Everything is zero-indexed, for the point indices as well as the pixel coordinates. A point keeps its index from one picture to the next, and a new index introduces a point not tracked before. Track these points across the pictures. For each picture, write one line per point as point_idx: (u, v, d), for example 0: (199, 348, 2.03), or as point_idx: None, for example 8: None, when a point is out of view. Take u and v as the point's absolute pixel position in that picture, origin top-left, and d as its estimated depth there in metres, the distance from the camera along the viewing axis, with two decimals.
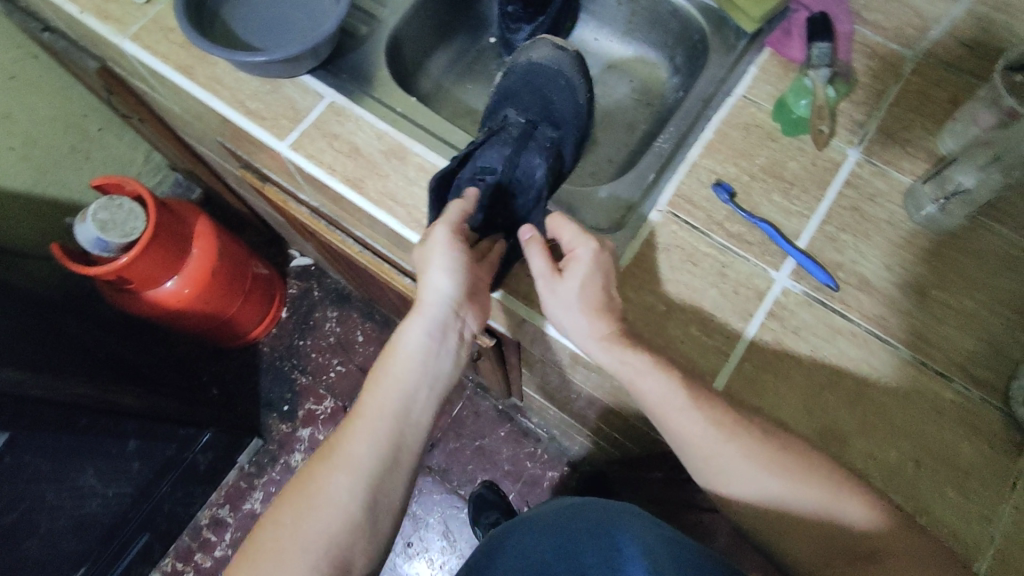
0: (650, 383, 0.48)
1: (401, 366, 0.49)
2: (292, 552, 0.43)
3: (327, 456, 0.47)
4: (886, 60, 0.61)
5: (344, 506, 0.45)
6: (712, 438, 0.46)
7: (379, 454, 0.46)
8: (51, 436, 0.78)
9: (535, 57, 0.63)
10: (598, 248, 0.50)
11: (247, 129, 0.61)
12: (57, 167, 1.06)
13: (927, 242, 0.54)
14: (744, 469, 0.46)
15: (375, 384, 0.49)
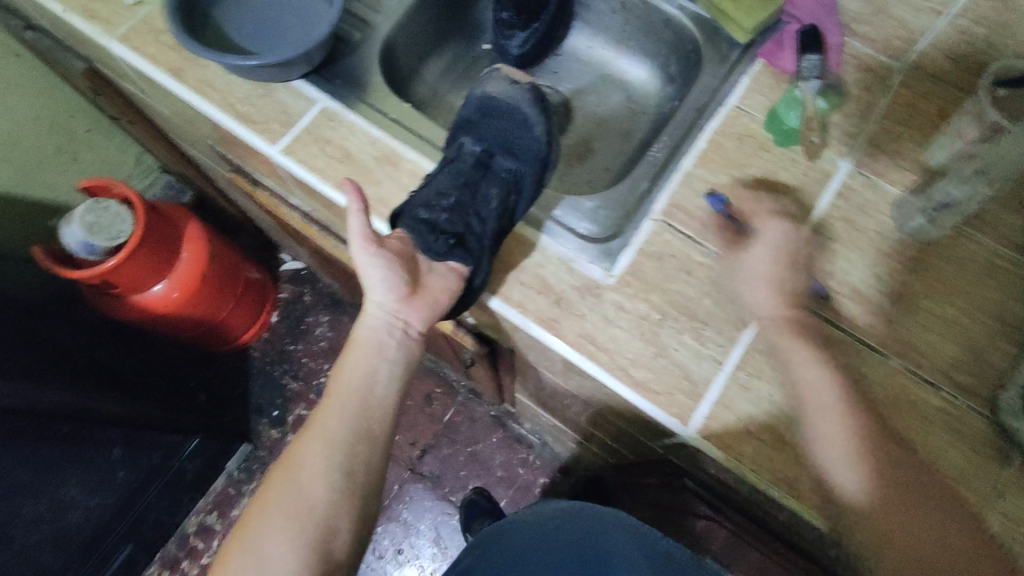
0: (806, 352, 0.48)
1: (362, 348, 0.53)
2: (280, 521, 0.47)
3: (302, 435, 0.50)
4: (877, 72, 0.61)
5: (323, 476, 0.48)
6: (816, 361, 0.47)
7: (350, 427, 0.50)
8: (35, 446, 0.76)
9: (491, 89, 0.60)
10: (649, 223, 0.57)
11: (238, 134, 0.61)
12: (44, 169, 1.05)
13: (917, 252, 0.55)
14: (826, 385, 0.46)
15: (341, 367, 0.53)
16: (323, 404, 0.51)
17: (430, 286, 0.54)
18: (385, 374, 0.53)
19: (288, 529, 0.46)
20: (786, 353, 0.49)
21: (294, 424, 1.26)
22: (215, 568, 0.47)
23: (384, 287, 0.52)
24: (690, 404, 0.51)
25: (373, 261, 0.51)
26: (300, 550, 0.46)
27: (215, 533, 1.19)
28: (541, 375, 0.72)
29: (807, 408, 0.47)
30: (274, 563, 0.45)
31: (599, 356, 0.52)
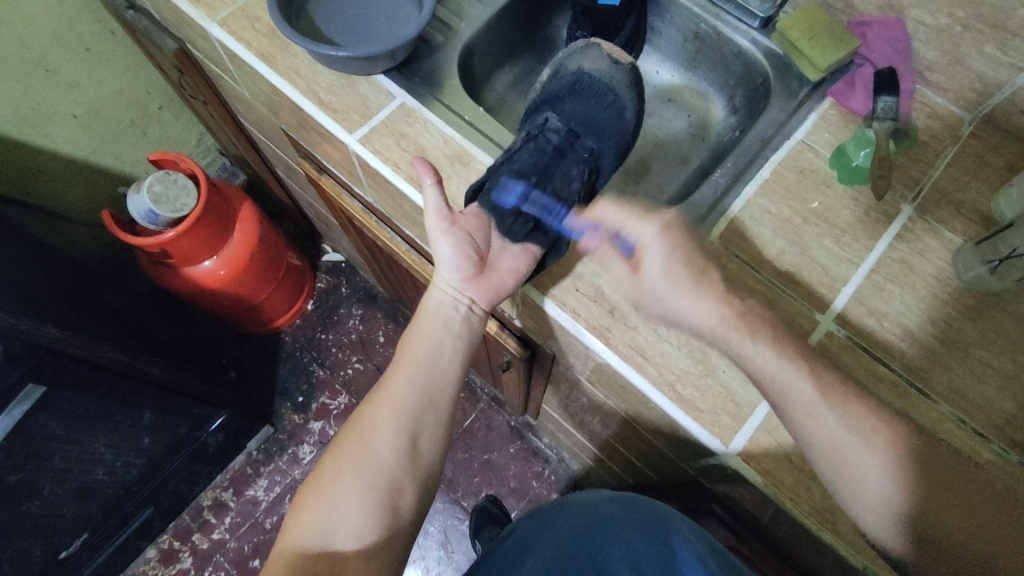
0: (785, 374, 0.47)
1: (428, 321, 0.57)
2: (352, 475, 0.50)
3: (372, 398, 0.54)
4: (945, 121, 0.62)
5: (392, 436, 0.52)
6: (827, 409, 0.46)
7: (417, 392, 0.54)
8: (73, 399, 0.78)
9: (586, 67, 0.65)
10: (661, 226, 0.52)
11: (318, 119, 0.63)
12: (115, 138, 1.10)
13: (975, 302, 0.55)
14: (851, 440, 0.45)
15: (408, 338, 0.57)
16: (391, 371, 0.55)
17: (499, 266, 0.57)
18: (449, 346, 0.56)
19: (358, 481, 0.50)
20: (767, 376, 0.47)
21: (316, 412, 1.27)
22: (289, 517, 0.51)
23: (454, 264, 0.56)
24: (733, 425, 0.51)
25: (445, 237, 0.55)
26: (370, 503, 0.50)
27: (229, 510, 1.21)
28: (577, 386, 0.73)
29: (823, 446, 0.46)
30: (346, 513, 0.49)
31: (647, 368, 0.53)
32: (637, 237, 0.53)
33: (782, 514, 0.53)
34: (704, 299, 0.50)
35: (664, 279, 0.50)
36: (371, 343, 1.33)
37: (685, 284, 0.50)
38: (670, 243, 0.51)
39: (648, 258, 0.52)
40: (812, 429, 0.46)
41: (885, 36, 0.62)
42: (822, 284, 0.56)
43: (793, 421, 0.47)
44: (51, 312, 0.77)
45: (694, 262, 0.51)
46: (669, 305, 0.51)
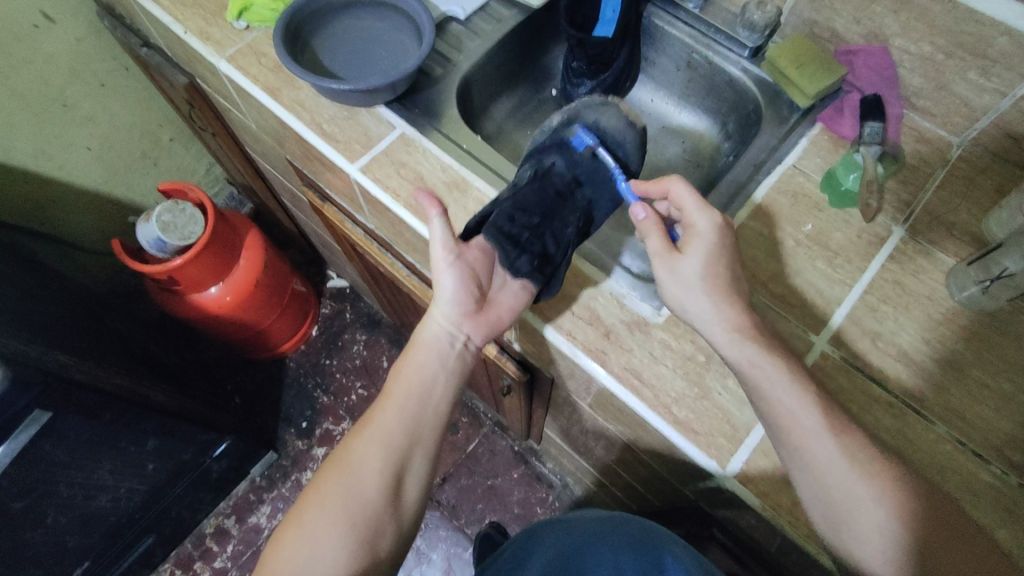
0: (787, 401, 0.47)
1: (422, 354, 0.57)
2: (336, 505, 0.51)
3: (360, 429, 0.55)
4: (933, 146, 0.63)
5: (377, 470, 0.52)
6: (815, 428, 0.46)
7: (405, 428, 0.54)
8: (78, 425, 0.79)
9: (602, 121, 0.61)
10: (720, 222, 0.52)
11: (320, 149, 0.65)
12: (127, 169, 1.13)
13: (969, 322, 0.55)
14: (836, 467, 0.45)
15: (398, 369, 0.58)
16: (380, 401, 0.56)
17: (493, 308, 0.58)
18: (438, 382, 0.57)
19: (342, 512, 0.50)
20: (772, 399, 0.47)
21: (320, 437, 1.28)
22: (271, 541, 0.51)
23: (456, 298, 0.56)
24: (730, 448, 0.51)
25: (450, 271, 0.56)
26: (350, 536, 0.50)
27: (231, 537, 1.20)
28: (577, 409, 0.73)
29: (819, 473, 0.46)
30: (326, 543, 0.49)
31: (643, 391, 0.54)
32: (693, 223, 0.52)
33: (781, 537, 0.53)
34: (724, 308, 0.50)
35: (703, 270, 0.51)
36: (375, 368, 1.34)
37: (717, 284, 0.50)
38: (719, 245, 0.52)
39: (693, 246, 0.52)
40: (809, 456, 0.46)
41: (870, 65, 0.64)
42: (815, 306, 0.56)
43: (793, 447, 0.47)
44: (59, 338, 0.79)
45: (731, 269, 0.52)
46: (696, 297, 0.50)
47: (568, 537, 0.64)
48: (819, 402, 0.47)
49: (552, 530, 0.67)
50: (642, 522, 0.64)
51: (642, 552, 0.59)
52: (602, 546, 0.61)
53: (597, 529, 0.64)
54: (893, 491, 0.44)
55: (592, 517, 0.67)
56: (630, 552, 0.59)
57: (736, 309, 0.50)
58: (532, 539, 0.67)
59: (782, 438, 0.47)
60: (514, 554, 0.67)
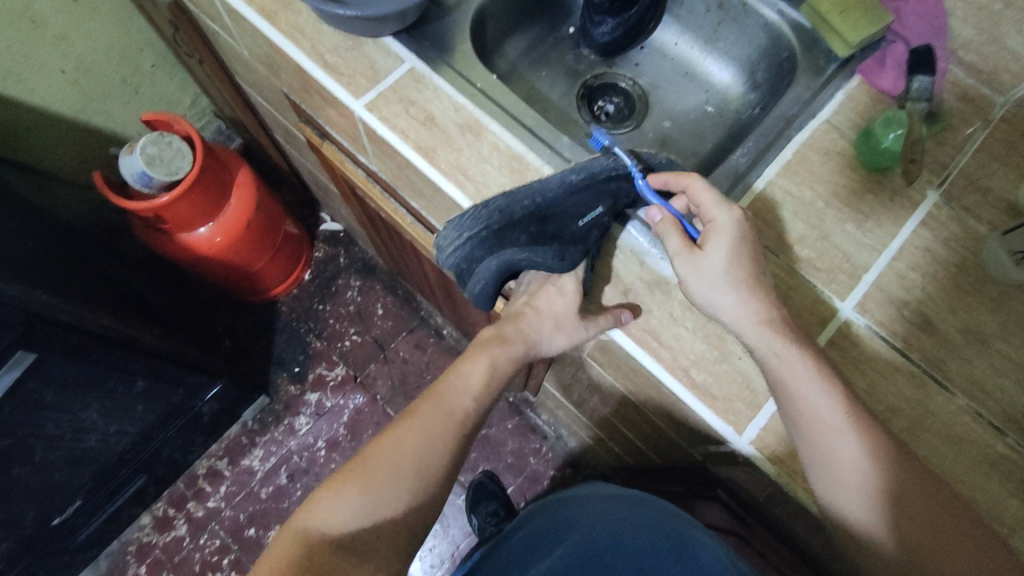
0: (813, 394, 0.46)
1: (505, 349, 0.61)
2: (405, 473, 0.53)
3: (437, 407, 0.56)
4: (976, 103, 0.59)
5: (448, 453, 0.55)
6: (839, 422, 0.45)
7: (475, 416, 0.58)
8: (65, 366, 0.76)
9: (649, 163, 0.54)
10: (741, 216, 0.50)
11: (322, 82, 0.60)
12: (105, 96, 1.06)
13: (997, 292, 0.53)
14: (857, 463, 0.45)
15: (479, 355, 0.61)
16: (455, 384, 0.58)
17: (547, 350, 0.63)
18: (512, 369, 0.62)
19: (413, 471, 0.53)
20: (796, 392, 0.46)
21: (313, 382, 1.26)
22: (322, 487, 0.52)
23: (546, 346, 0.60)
24: (747, 414, 0.50)
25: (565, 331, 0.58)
26: (405, 508, 0.52)
27: (224, 478, 1.20)
28: (582, 367, 0.72)
29: (837, 468, 0.45)
30: (383, 509, 0.51)
31: (660, 352, 0.52)
32: (711, 217, 0.50)
33: (788, 500, 0.53)
34: (749, 300, 0.48)
35: (725, 260, 0.49)
36: (370, 315, 1.32)
37: (742, 279, 0.49)
38: (742, 233, 0.49)
39: (714, 241, 0.49)
40: (830, 452, 0.45)
41: (920, 13, 0.61)
42: (842, 270, 0.54)
43: (814, 441, 0.46)
44: (39, 276, 0.74)
45: (756, 261, 0.50)
46: (722, 297, 0.48)
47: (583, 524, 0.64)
48: (842, 399, 0.46)
49: (566, 517, 0.67)
50: (650, 500, 0.65)
51: (663, 537, 0.60)
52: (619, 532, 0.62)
53: (617, 509, 0.65)
54: (905, 486, 0.45)
55: (598, 497, 0.67)
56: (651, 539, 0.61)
57: (766, 302, 0.48)
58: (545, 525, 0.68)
59: (803, 429, 0.46)
60: (529, 539, 0.67)
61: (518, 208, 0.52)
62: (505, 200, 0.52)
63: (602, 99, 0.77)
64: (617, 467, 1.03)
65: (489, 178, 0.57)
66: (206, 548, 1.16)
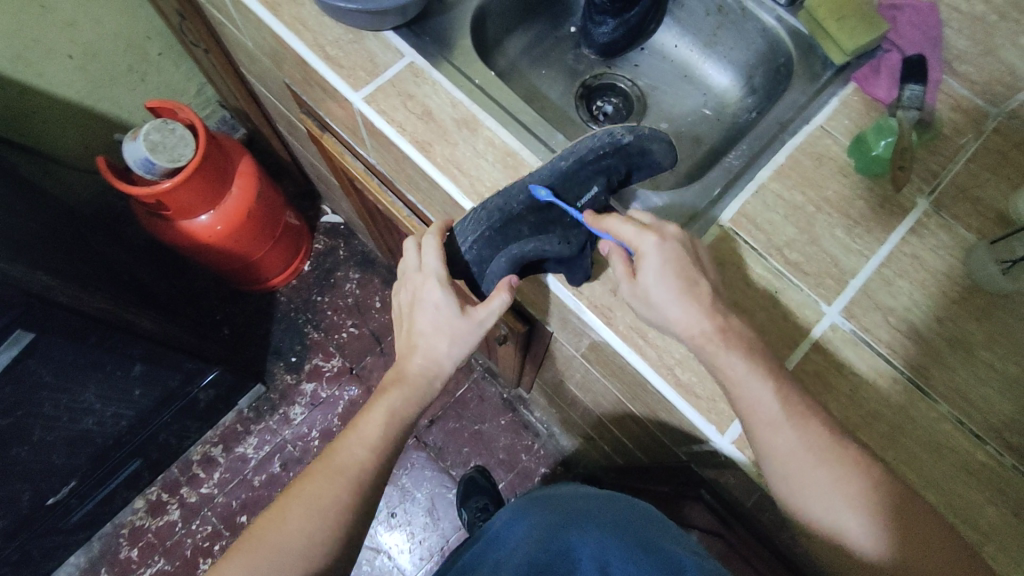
0: (750, 391, 0.46)
1: (408, 388, 0.54)
2: (292, 553, 0.49)
3: (327, 469, 0.52)
4: (969, 113, 0.60)
5: (343, 517, 0.51)
6: (778, 414, 0.46)
7: (375, 474, 0.53)
8: (63, 347, 0.77)
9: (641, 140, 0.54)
10: (660, 238, 0.48)
11: (322, 74, 0.61)
12: (111, 83, 1.07)
13: (983, 301, 0.54)
14: (800, 455, 0.46)
15: (377, 403, 0.54)
16: (350, 439, 0.53)
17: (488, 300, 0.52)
18: (421, 404, 0.56)
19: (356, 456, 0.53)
20: (732, 386, 0.47)
21: (309, 372, 1.27)
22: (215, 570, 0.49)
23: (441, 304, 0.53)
24: (730, 414, 0.51)
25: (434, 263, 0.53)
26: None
27: (218, 465, 1.21)
28: (573, 364, 0.73)
29: (778, 461, 0.46)
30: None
31: (647, 350, 0.52)
32: (637, 245, 0.49)
33: (769, 501, 0.53)
34: (690, 306, 0.47)
35: (658, 279, 0.47)
36: (367, 307, 1.33)
37: (682, 296, 0.47)
38: (665, 258, 0.48)
39: (644, 267, 0.48)
40: (767, 446, 0.46)
41: (915, 23, 0.62)
42: (829, 275, 0.54)
43: (756, 437, 0.47)
44: (41, 258, 0.75)
45: (690, 276, 0.48)
46: (659, 301, 0.48)
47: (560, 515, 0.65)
48: (780, 393, 0.47)
49: (543, 504, 0.69)
50: (632, 506, 0.65)
51: (630, 531, 0.60)
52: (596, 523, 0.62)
53: (590, 506, 0.66)
54: (848, 477, 0.45)
55: (581, 497, 0.68)
56: (616, 528, 0.60)
57: (709, 309, 0.47)
58: (521, 515, 0.68)
59: (743, 422, 0.47)
60: (505, 530, 0.68)
61: (515, 202, 0.51)
62: (501, 199, 0.52)
63: (600, 99, 0.78)
64: (607, 466, 1.04)
65: (484, 173, 0.57)
66: (198, 533, 1.17)
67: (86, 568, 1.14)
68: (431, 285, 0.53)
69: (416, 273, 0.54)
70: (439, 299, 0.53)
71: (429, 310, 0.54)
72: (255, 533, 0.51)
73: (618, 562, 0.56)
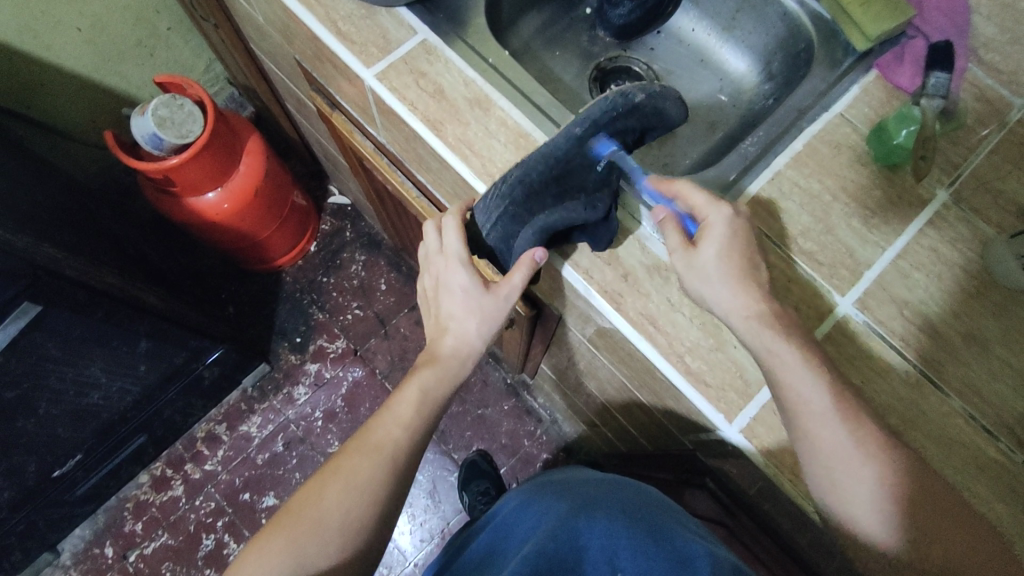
0: (801, 380, 0.46)
1: (441, 368, 0.56)
2: (330, 523, 0.50)
3: (363, 446, 0.54)
4: (994, 104, 0.59)
5: (378, 491, 0.52)
6: (824, 404, 0.45)
7: (408, 451, 0.55)
8: (71, 322, 0.77)
9: (654, 97, 0.54)
10: (732, 214, 0.49)
11: (334, 49, 0.60)
12: (120, 57, 1.06)
13: (1000, 297, 0.53)
14: (842, 449, 0.45)
15: (409, 383, 0.56)
16: (386, 419, 0.55)
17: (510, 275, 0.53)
18: (452, 388, 0.57)
19: (389, 442, 0.54)
20: (778, 379, 0.46)
21: (314, 353, 1.27)
22: (249, 548, 0.50)
23: (462, 284, 0.55)
24: (739, 403, 0.50)
25: (455, 245, 0.54)
26: (339, 555, 0.50)
27: (222, 443, 1.22)
28: (579, 349, 0.72)
29: (823, 451, 0.45)
30: (314, 559, 0.48)
31: (656, 337, 0.52)
32: (704, 216, 0.50)
33: (774, 491, 0.53)
34: (742, 293, 0.47)
35: (717, 257, 0.48)
36: (373, 289, 1.32)
37: (738, 272, 0.48)
38: (733, 235, 0.49)
39: (709, 238, 0.49)
40: (814, 434, 0.45)
41: (944, 8, 0.60)
42: (844, 265, 0.54)
43: (803, 425, 0.46)
44: (47, 231, 0.75)
45: (748, 257, 0.49)
46: (715, 285, 0.48)
47: (566, 501, 0.64)
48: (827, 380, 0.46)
49: (553, 490, 0.68)
50: (637, 490, 0.65)
51: (638, 518, 0.59)
52: (602, 507, 0.62)
53: (597, 491, 0.65)
54: (886, 468, 0.45)
55: (588, 483, 0.68)
56: (624, 514, 0.60)
57: (760, 295, 0.48)
58: (529, 500, 0.68)
59: (790, 413, 0.46)
60: (510, 519, 0.67)
61: (534, 170, 0.50)
62: (519, 171, 0.51)
63: (615, 82, 0.77)
64: (610, 453, 1.04)
65: (496, 154, 0.56)
66: (201, 509, 1.18)
67: (91, 540, 1.15)
68: (455, 267, 0.55)
69: (439, 255, 0.56)
70: (463, 281, 0.55)
71: (455, 292, 0.55)
72: (289, 512, 0.51)
73: (626, 552, 0.56)
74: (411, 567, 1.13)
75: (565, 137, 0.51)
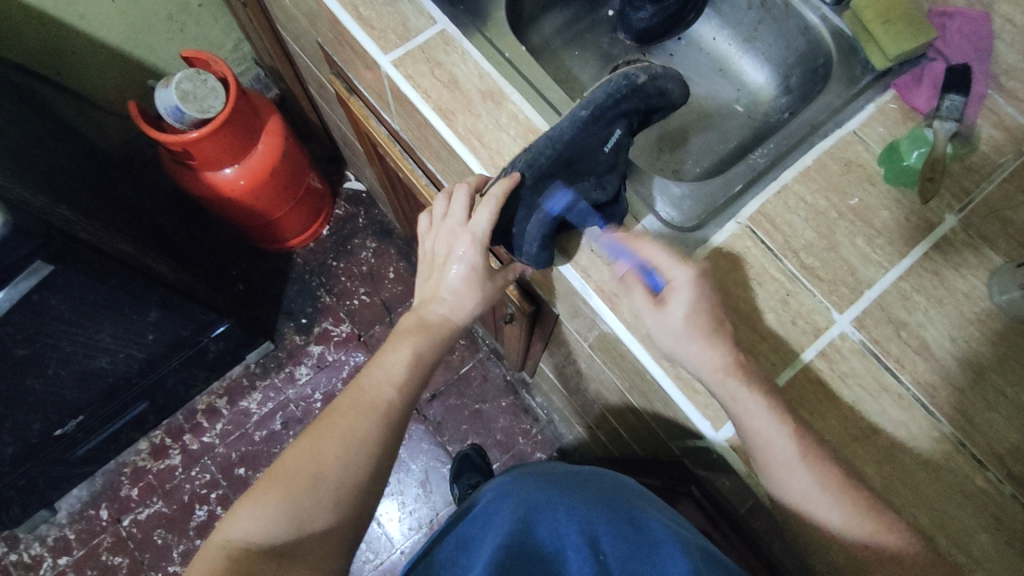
0: (768, 431, 0.46)
1: (428, 333, 0.56)
2: (328, 482, 0.49)
3: (355, 405, 0.52)
4: (1011, 132, 0.58)
5: (374, 451, 0.51)
6: (791, 455, 0.45)
7: (401, 411, 0.54)
8: (83, 285, 0.78)
9: (654, 75, 0.54)
10: (697, 271, 0.50)
11: (353, 33, 0.61)
12: (151, 30, 1.08)
13: (1001, 327, 0.52)
14: (816, 495, 0.45)
15: (402, 342, 0.56)
16: (376, 376, 0.54)
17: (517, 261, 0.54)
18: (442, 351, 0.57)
19: (380, 400, 0.53)
20: (749, 429, 0.46)
21: (318, 335, 1.29)
22: (243, 500, 0.48)
23: (469, 261, 0.55)
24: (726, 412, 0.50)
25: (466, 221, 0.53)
26: (334, 513, 0.49)
27: (222, 416, 1.24)
28: (576, 350, 0.72)
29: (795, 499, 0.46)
30: (311, 515, 0.48)
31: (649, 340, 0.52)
32: (669, 275, 0.50)
33: (755, 502, 0.53)
34: (712, 346, 0.48)
35: (687, 316, 0.48)
36: (381, 277, 1.34)
37: (703, 331, 0.48)
38: (700, 291, 0.49)
39: (675, 296, 0.49)
40: (783, 485, 0.46)
41: (965, 33, 0.60)
42: (845, 282, 0.53)
43: (772, 476, 0.46)
44: (63, 196, 0.76)
45: (715, 312, 0.49)
46: (683, 343, 0.48)
47: (541, 487, 0.64)
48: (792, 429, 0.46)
49: (533, 475, 0.68)
50: (611, 480, 0.66)
51: (612, 506, 0.60)
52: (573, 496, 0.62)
53: (570, 480, 0.66)
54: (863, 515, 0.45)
55: (562, 472, 0.68)
56: (602, 504, 0.60)
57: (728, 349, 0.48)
58: (505, 485, 0.68)
59: (759, 465, 0.47)
60: (484, 506, 0.67)
61: (542, 155, 0.50)
62: (527, 155, 0.50)
63: None
64: (603, 457, 1.04)
65: (505, 148, 0.57)
66: (196, 480, 1.20)
67: (87, 501, 1.18)
68: (465, 244, 0.54)
69: (458, 225, 0.54)
70: (471, 259, 0.54)
71: (459, 266, 0.55)
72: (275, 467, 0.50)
73: (607, 536, 0.57)
74: (397, 555, 1.14)
75: (572, 119, 0.50)
